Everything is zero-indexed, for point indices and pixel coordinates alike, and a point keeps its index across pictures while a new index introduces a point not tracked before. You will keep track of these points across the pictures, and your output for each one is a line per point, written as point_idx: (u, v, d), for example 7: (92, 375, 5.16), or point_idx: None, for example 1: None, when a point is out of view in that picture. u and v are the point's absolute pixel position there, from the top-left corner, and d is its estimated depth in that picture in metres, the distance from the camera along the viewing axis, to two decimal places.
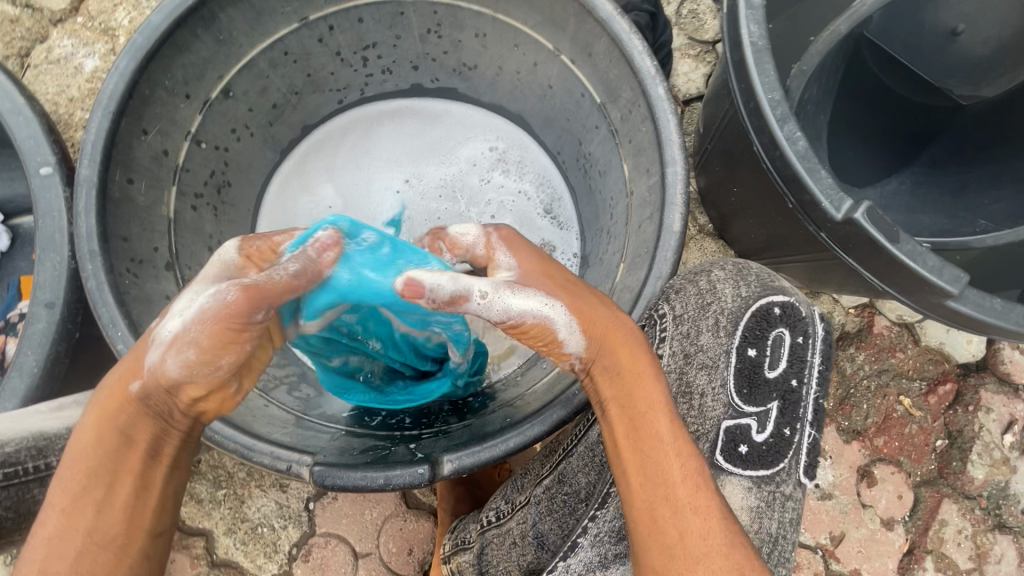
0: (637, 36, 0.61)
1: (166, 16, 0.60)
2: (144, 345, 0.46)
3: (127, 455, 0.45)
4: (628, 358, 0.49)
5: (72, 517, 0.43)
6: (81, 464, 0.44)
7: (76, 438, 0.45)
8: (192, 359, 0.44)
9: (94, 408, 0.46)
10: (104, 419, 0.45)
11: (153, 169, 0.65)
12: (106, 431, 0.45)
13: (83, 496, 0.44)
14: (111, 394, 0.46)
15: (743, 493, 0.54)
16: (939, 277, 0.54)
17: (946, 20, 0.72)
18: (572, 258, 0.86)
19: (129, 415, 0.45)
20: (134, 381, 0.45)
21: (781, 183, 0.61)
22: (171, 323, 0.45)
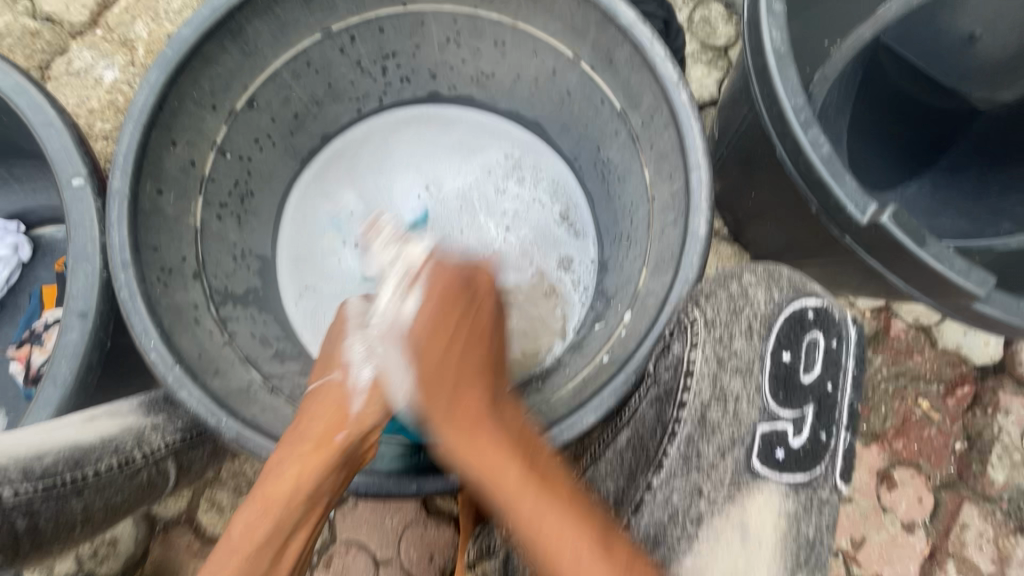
0: (660, 43, 0.61)
1: (195, 29, 0.61)
2: (338, 399, 0.56)
3: (323, 490, 0.52)
4: (457, 409, 0.55)
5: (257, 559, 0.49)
6: (273, 507, 0.50)
7: (285, 461, 0.53)
8: (385, 406, 0.57)
9: (293, 462, 0.52)
10: (308, 470, 0.51)
11: (181, 179, 0.66)
12: (321, 464, 0.52)
13: (271, 540, 0.50)
14: (317, 445, 0.53)
15: (781, 498, 0.56)
16: (967, 279, 0.55)
17: (963, 25, 0.72)
18: (590, 263, 0.86)
19: (331, 465, 0.52)
20: (339, 432, 0.54)
21: (805, 187, 0.61)
22: (363, 372, 0.58)
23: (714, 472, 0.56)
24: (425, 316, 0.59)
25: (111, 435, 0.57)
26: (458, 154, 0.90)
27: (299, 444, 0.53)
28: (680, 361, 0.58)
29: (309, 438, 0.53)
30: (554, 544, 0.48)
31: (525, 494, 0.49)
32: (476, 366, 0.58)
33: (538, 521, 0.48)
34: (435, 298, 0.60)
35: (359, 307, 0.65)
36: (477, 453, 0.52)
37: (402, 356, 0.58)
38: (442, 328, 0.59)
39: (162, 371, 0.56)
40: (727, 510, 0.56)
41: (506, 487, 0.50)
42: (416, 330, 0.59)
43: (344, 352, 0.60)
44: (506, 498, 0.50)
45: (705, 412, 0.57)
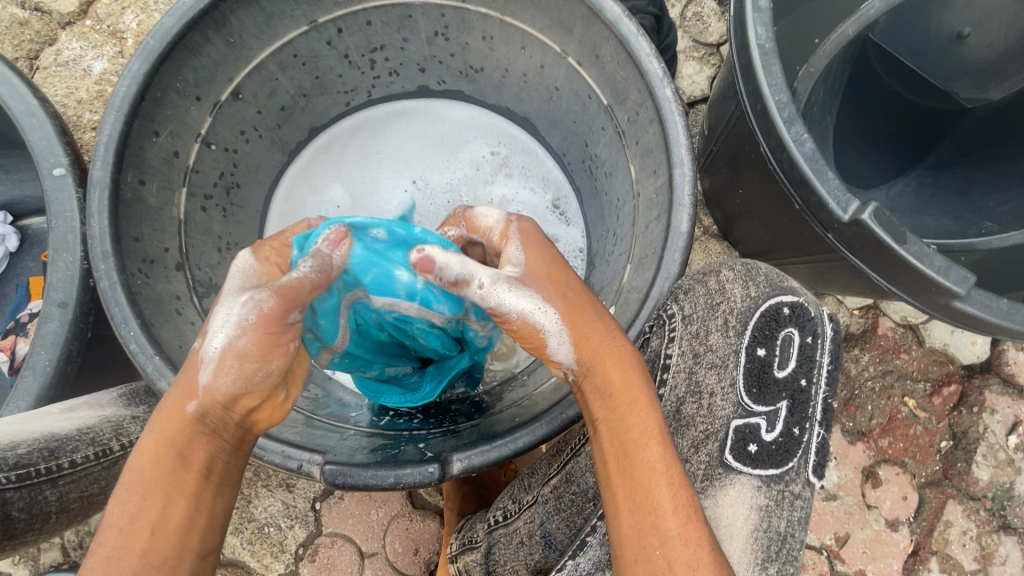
0: (645, 38, 0.61)
1: (178, 19, 0.60)
2: (192, 366, 0.44)
3: (184, 475, 0.43)
4: (618, 379, 0.47)
5: (131, 538, 0.41)
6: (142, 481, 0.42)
7: (131, 456, 0.43)
8: (238, 374, 0.43)
9: (151, 432, 0.44)
10: (161, 440, 0.43)
11: (164, 170, 0.65)
12: (163, 452, 0.43)
13: (138, 517, 0.41)
14: (168, 415, 0.44)
15: (753, 492, 0.55)
16: (947, 278, 0.55)
17: (952, 23, 0.73)
18: (578, 257, 0.86)
19: (187, 432, 0.43)
20: (189, 401, 0.44)
21: (788, 184, 0.61)
22: (215, 337, 0.43)
23: (688, 466, 0.56)
24: (536, 264, 0.52)
25: (88, 425, 0.57)
26: (447, 149, 0.90)
27: (151, 418, 0.44)
28: (656, 356, 0.59)
29: (161, 411, 0.44)
30: (676, 514, 0.44)
31: (649, 452, 0.45)
32: (601, 311, 0.51)
33: (662, 487, 0.44)
34: (540, 249, 0.52)
35: (248, 268, 0.49)
36: (623, 401, 0.47)
37: (528, 295, 0.49)
38: (556, 276, 0.51)
39: (141, 361, 0.55)
40: (700, 504, 0.54)
41: (637, 437, 0.46)
42: (531, 274, 0.51)
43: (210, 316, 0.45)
44: (635, 457, 0.45)
45: (680, 406, 0.57)
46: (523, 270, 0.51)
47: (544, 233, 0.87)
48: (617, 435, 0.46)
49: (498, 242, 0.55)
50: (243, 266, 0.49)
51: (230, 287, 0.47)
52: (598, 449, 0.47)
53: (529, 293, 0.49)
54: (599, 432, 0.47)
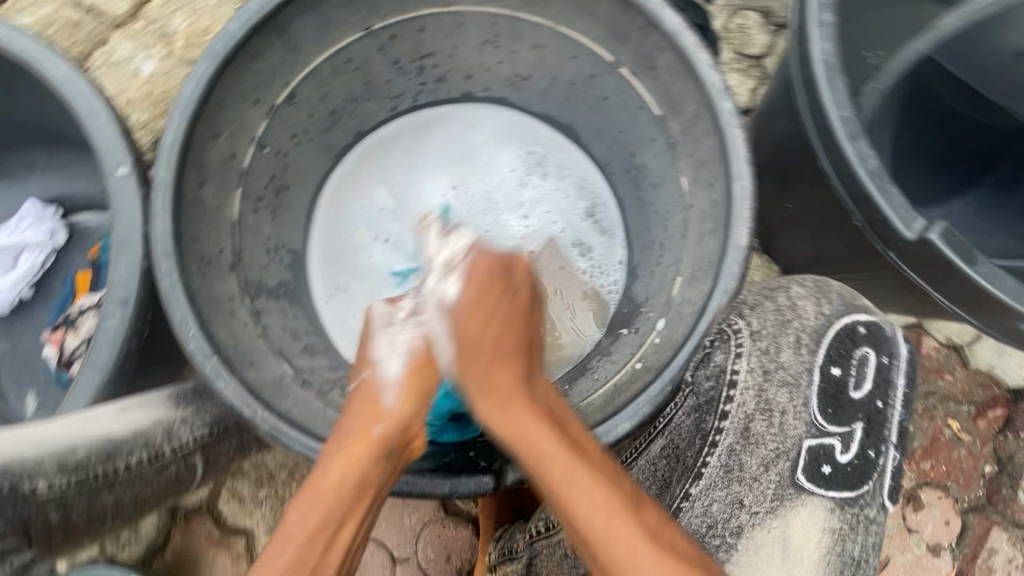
0: (706, 50, 0.61)
1: (243, 24, 0.61)
2: (373, 395, 0.56)
3: (361, 495, 0.52)
4: (504, 414, 0.53)
5: (307, 551, 0.49)
6: (322, 501, 0.50)
7: (313, 473, 0.51)
8: (410, 394, 0.57)
9: (335, 461, 0.51)
10: (349, 464, 0.51)
11: (222, 172, 0.66)
12: (348, 475, 0.51)
13: (319, 532, 0.49)
14: (358, 438, 0.53)
15: (827, 514, 0.55)
16: (1018, 301, 0.54)
17: (1014, 40, 0.71)
18: (618, 265, 0.85)
19: (372, 455, 0.52)
20: (376, 425, 0.54)
21: (848, 200, 0.60)
22: (391, 365, 0.58)
23: (757, 485, 0.56)
24: (465, 299, 0.59)
25: (142, 428, 0.56)
26: (488, 156, 0.90)
27: (338, 438, 0.53)
28: (721, 372, 0.58)
29: (346, 436, 0.53)
30: (598, 523, 0.47)
31: (558, 467, 0.49)
32: (506, 354, 0.56)
33: (580, 504, 0.48)
34: (475, 283, 0.59)
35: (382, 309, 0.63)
36: (510, 423, 0.52)
37: (445, 328, 0.58)
38: (482, 309, 0.58)
39: (199, 361, 0.56)
40: (769, 522, 0.56)
41: (547, 457, 0.49)
42: (460, 305, 0.59)
43: (373, 343, 0.60)
44: (549, 479, 0.49)
45: (749, 424, 0.57)
46: (453, 299, 0.59)
47: (578, 237, 0.87)
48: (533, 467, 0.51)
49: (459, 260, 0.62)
50: (380, 309, 0.62)
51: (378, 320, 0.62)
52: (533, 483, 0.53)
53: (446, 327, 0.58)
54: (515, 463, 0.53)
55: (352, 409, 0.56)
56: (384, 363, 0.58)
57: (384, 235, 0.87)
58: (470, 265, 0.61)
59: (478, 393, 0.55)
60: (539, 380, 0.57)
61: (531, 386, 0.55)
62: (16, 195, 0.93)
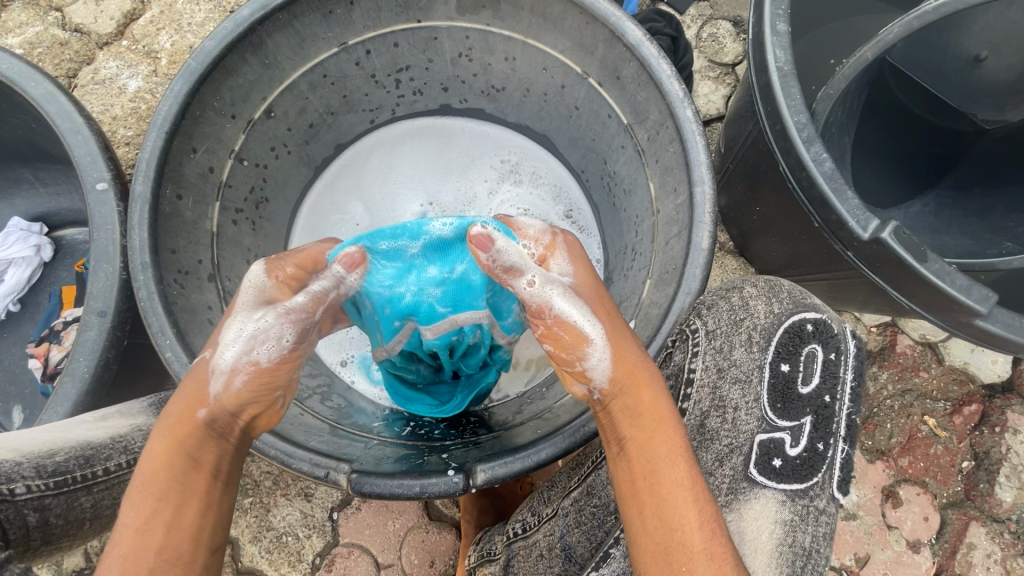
0: (666, 60, 0.63)
1: (219, 42, 0.63)
2: (203, 377, 0.52)
3: (195, 476, 0.49)
4: (647, 399, 0.52)
5: (145, 542, 0.45)
6: (156, 483, 0.47)
7: (140, 465, 0.49)
8: (257, 372, 0.53)
9: (160, 443, 0.50)
10: (175, 444, 0.50)
11: (200, 185, 0.68)
12: (176, 457, 0.49)
13: (156, 515, 0.46)
14: (180, 420, 0.51)
15: (778, 506, 0.55)
16: (966, 295, 0.56)
17: (970, 46, 0.74)
18: (596, 266, 0.88)
19: (198, 436, 0.50)
20: (200, 409, 0.51)
21: (807, 203, 0.62)
22: (226, 351, 0.53)
23: (713, 480, 0.57)
24: (586, 277, 0.59)
25: (121, 434, 0.58)
26: (462, 164, 0.92)
27: (161, 424, 0.50)
28: (679, 370, 0.62)
29: (170, 418, 0.51)
30: (693, 510, 0.47)
31: (678, 455, 0.49)
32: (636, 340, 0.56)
33: (689, 496, 0.47)
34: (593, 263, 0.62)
35: (256, 284, 0.58)
36: (649, 403, 0.52)
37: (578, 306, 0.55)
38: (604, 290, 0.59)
39: (176, 369, 0.57)
40: (724, 517, 0.55)
41: (676, 444, 0.50)
42: (581, 286, 0.58)
43: (223, 327, 0.55)
44: (671, 477, 0.48)
45: (704, 420, 0.59)
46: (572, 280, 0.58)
47: None
48: (649, 452, 0.50)
49: (545, 247, 0.60)
50: (256, 277, 0.58)
51: (242, 303, 0.57)
52: (624, 467, 0.50)
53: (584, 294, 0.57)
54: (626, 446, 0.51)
55: (179, 392, 0.53)
56: (225, 349, 0.53)
57: None
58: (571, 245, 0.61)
59: (631, 369, 0.53)
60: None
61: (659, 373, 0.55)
62: (3, 211, 0.94)
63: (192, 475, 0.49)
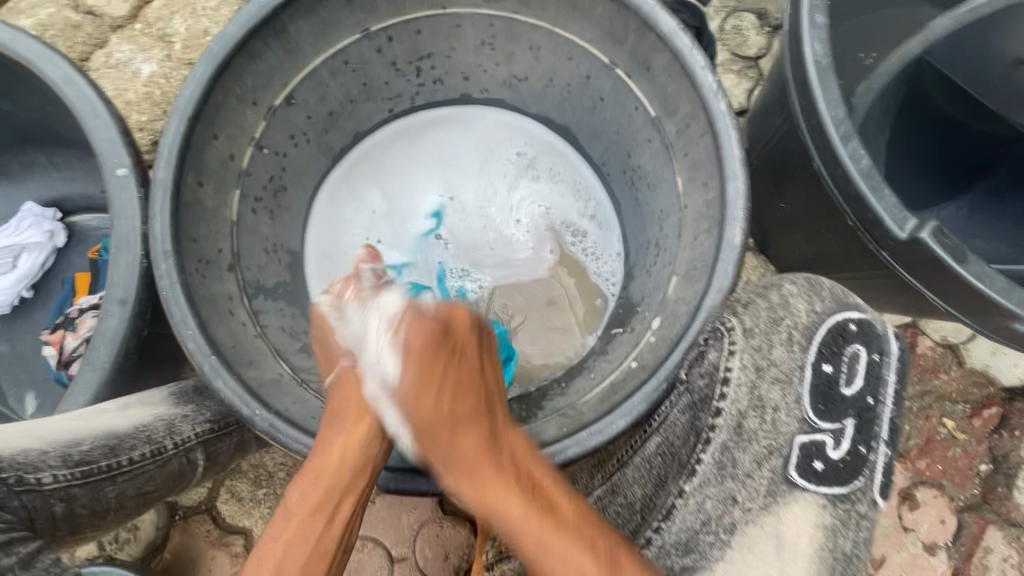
0: (700, 51, 0.61)
1: (242, 26, 0.62)
2: (357, 388, 0.59)
3: (359, 479, 0.56)
4: (487, 498, 0.52)
5: (309, 526, 0.53)
6: (322, 479, 0.55)
7: (312, 457, 0.56)
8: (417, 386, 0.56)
9: (337, 438, 0.56)
10: (348, 444, 0.56)
11: (220, 172, 0.67)
12: (348, 456, 0.56)
13: (321, 505, 0.54)
14: (354, 420, 0.58)
15: (819, 509, 0.56)
16: (1009, 299, 0.54)
17: (1011, 49, 0.72)
18: (615, 258, 0.86)
19: (370, 439, 0.57)
20: (373, 412, 0.58)
21: (841, 200, 0.61)
22: (385, 360, 0.57)
23: (750, 482, 0.56)
24: (407, 384, 0.56)
25: (144, 423, 0.57)
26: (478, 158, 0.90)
27: (337, 420, 0.57)
28: (714, 369, 0.58)
29: (347, 414, 0.58)
30: None
31: (530, 534, 0.50)
32: (473, 418, 0.56)
33: (566, 557, 0.49)
34: (414, 351, 0.57)
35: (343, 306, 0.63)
36: (493, 510, 0.52)
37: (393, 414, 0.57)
38: (426, 373, 0.57)
39: (198, 360, 0.57)
40: (762, 519, 0.55)
41: (524, 527, 0.50)
42: (400, 391, 0.57)
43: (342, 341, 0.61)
44: (534, 555, 0.50)
45: (741, 420, 0.57)
46: (392, 382, 0.57)
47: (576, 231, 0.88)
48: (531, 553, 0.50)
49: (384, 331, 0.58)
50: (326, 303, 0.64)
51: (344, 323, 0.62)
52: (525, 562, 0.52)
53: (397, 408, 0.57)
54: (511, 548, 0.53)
55: (348, 392, 0.60)
56: (373, 359, 0.58)
57: (381, 237, 0.87)
58: (405, 338, 0.58)
59: (444, 470, 0.55)
60: (508, 432, 0.56)
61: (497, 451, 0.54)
62: (16, 195, 0.93)
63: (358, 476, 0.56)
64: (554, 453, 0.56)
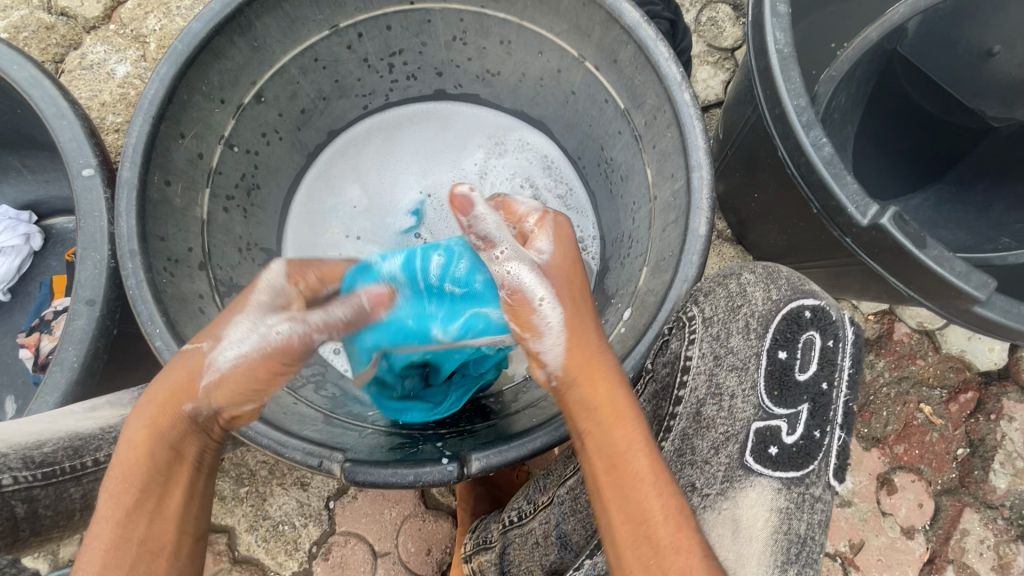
0: (664, 42, 0.62)
1: (206, 24, 0.62)
2: (191, 368, 0.52)
3: (178, 468, 0.50)
4: (603, 395, 0.51)
5: (130, 523, 0.47)
6: (131, 475, 0.48)
7: (118, 453, 0.49)
8: (243, 376, 0.52)
9: (140, 430, 0.50)
10: (153, 435, 0.50)
11: (189, 172, 0.67)
12: (156, 448, 0.49)
13: (137, 505, 0.47)
14: (162, 410, 0.51)
15: (773, 494, 0.55)
16: (967, 283, 0.55)
17: (982, 39, 0.71)
18: (594, 237, 0.87)
19: (179, 429, 0.51)
20: (184, 400, 0.51)
21: (805, 188, 0.61)
22: (227, 350, 0.53)
23: (708, 467, 0.57)
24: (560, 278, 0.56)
25: (112, 424, 0.57)
26: (451, 154, 0.91)
27: (142, 410, 0.50)
28: (676, 358, 0.61)
29: (153, 402, 0.51)
30: (666, 522, 0.46)
31: (633, 455, 0.49)
32: (597, 326, 0.56)
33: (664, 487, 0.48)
34: (564, 246, 0.59)
35: (276, 283, 0.56)
36: (620, 429, 0.50)
37: (544, 286, 0.55)
38: (573, 275, 0.57)
39: (166, 358, 0.57)
40: (719, 505, 0.55)
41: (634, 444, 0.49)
42: (552, 267, 0.57)
43: (230, 321, 0.54)
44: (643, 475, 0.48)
45: (701, 408, 0.58)
46: (547, 259, 0.57)
47: None
48: (607, 444, 0.50)
49: (533, 226, 0.60)
50: (274, 280, 0.56)
51: (255, 303, 0.55)
52: (588, 464, 0.50)
53: (544, 284, 0.55)
54: (586, 445, 0.50)
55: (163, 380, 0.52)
56: (223, 348, 0.53)
57: (360, 233, 0.87)
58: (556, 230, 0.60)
59: (578, 350, 0.53)
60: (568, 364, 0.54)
61: (615, 361, 0.54)
62: None
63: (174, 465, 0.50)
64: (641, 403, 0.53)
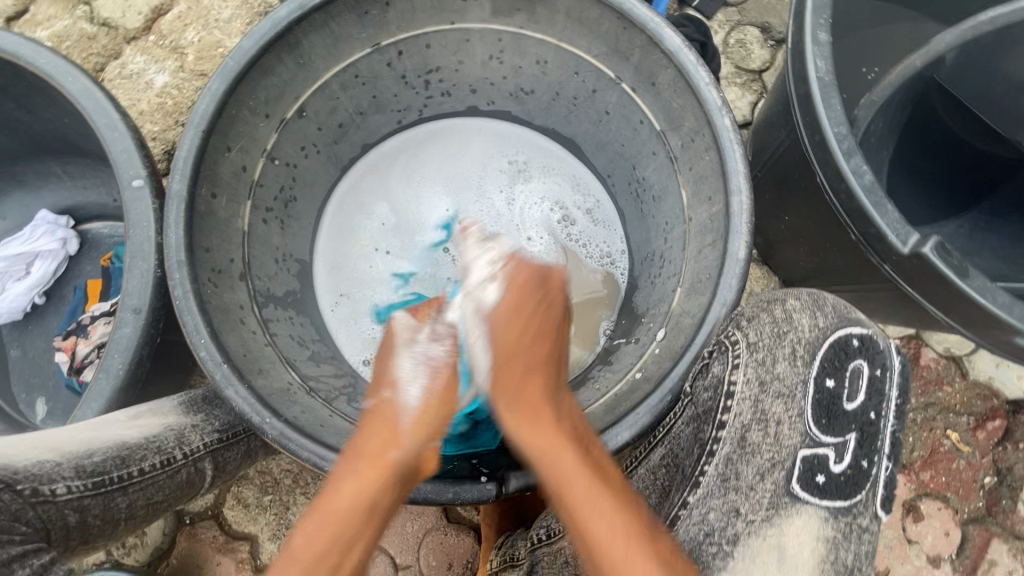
0: (704, 67, 0.62)
1: (256, 41, 0.64)
2: (392, 418, 0.55)
3: (373, 522, 0.50)
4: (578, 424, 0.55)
5: (321, 570, 0.47)
6: (334, 521, 0.48)
7: (328, 492, 0.50)
8: (427, 421, 0.55)
9: (354, 475, 0.51)
10: (365, 482, 0.50)
11: (233, 184, 0.68)
12: (365, 499, 0.50)
13: (323, 561, 0.47)
14: (371, 462, 0.52)
15: (820, 523, 0.55)
16: (1011, 313, 0.55)
17: (1020, 70, 0.72)
18: (621, 254, 0.87)
19: (389, 482, 0.51)
20: (392, 449, 0.53)
21: (844, 214, 0.62)
22: (409, 387, 0.57)
23: (754, 494, 0.56)
24: (502, 313, 0.59)
25: (154, 434, 0.58)
26: (480, 168, 0.91)
27: (355, 458, 0.52)
28: (719, 382, 0.59)
29: (364, 452, 0.52)
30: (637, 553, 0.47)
31: (613, 475, 0.51)
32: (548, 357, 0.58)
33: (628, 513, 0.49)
34: (516, 286, 0.60)
35: (407, 322, 0.63)
36: (538, 434, 0.52)
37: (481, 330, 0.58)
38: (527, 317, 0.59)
39: (210, 368, 0.58)
40: (764, 532, 0.55)
41: (607, 463, 0.52)
42: (500, 306, 0.59)
43: (393, 363, 0.59)
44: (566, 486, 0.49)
45: (746, 433, 0.57)
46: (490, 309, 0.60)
47: (582, 237, 0.89)
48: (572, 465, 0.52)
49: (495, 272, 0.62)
50: (407, 322, 0.63)
51: (400, 341, 0.61)
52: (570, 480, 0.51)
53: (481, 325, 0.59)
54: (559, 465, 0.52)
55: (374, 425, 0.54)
56: (407, 385, 0.57)
57: (389, 248, 0.88)
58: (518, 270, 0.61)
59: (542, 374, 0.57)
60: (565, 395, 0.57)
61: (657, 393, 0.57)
62: (28, 203, 0.95)
63: (373, 518, 0.50)
64: (603, 441, 0.56)
